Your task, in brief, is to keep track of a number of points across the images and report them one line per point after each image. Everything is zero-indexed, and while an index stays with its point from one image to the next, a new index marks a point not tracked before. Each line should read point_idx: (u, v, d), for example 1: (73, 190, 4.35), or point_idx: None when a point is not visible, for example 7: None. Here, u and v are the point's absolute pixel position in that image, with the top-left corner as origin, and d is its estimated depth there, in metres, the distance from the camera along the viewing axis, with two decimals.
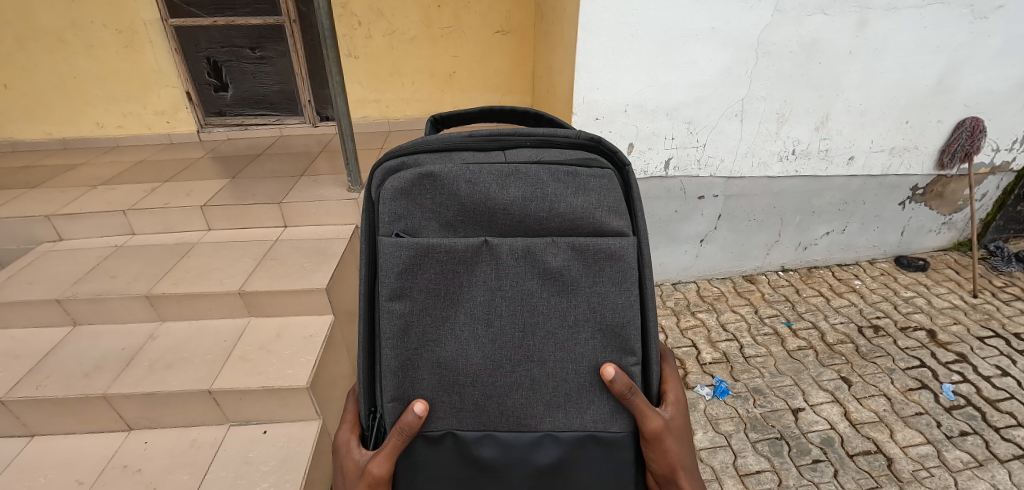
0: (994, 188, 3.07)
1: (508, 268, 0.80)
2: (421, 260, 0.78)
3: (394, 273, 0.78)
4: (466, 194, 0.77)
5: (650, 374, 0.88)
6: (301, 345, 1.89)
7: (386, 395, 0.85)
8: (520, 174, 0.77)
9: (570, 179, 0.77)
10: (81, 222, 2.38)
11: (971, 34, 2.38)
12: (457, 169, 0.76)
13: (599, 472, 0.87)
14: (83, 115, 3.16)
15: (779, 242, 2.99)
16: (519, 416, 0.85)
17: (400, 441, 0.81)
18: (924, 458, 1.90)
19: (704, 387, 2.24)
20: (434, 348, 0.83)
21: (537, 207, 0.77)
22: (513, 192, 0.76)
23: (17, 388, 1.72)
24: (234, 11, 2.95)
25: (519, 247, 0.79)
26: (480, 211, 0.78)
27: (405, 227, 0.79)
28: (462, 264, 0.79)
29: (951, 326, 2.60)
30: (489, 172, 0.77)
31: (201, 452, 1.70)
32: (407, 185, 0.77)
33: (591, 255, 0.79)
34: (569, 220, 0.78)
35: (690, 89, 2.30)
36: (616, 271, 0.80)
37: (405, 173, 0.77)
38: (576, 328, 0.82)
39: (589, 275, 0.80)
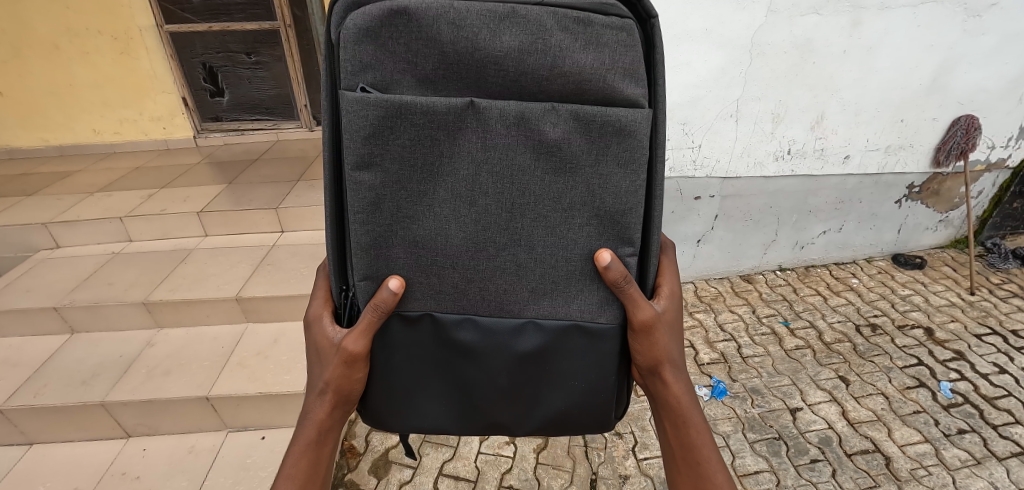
0: (990, 185, 3.07)
1: (494, 141, 0.77)
2: (393, 121, 0.74)
3: (361, 137, 0.74)
4: (449, 42, 0.72)
5: (647, 265, 0.91)
6: (299, 350, 1.89)
7: (358, 273, 0.84)
8: (516, 20, 0.72)
9: (576, 32, 0.74)
10: (78, 230, 2.38)
11: (965, 32, 2.39)
12: (441, 10, 0.71)
13: (585, 364, 0.91)
14: (79, 121, 3.15)
15: (776, 242, 3.00)
16: (503, 300, 0.87)
17: (375, 318, 0.84)
18: (921, 456, 1.90)
19: (702, 387, 2.24)
20: (411, 225, 0.81)
21: (536, 62, 0.73)
22: (506, 42, 0.72)
23: (15, 396, 1.72)
24: (229, 17, 2.97)
25: (508, 114, 0.75)
26: (466, 67, 0.74)
27: (376, 84, 0.75)
28: (444, 131, 0.75)
29: (948, 323, 2.61)
30: (478, 16, 0.72)
31: (200, 459, 1.70)
32: (375, 24, 0.71)
33: (595, 129, 0.76)
34: (574, 83, 0.75)
35: (685, 91, 2.31)
36: (623, 150, 0.78)
37: (374, 11, 0.71)
38: (571, 211, 0.82)
39: (590, 151, 0.78)
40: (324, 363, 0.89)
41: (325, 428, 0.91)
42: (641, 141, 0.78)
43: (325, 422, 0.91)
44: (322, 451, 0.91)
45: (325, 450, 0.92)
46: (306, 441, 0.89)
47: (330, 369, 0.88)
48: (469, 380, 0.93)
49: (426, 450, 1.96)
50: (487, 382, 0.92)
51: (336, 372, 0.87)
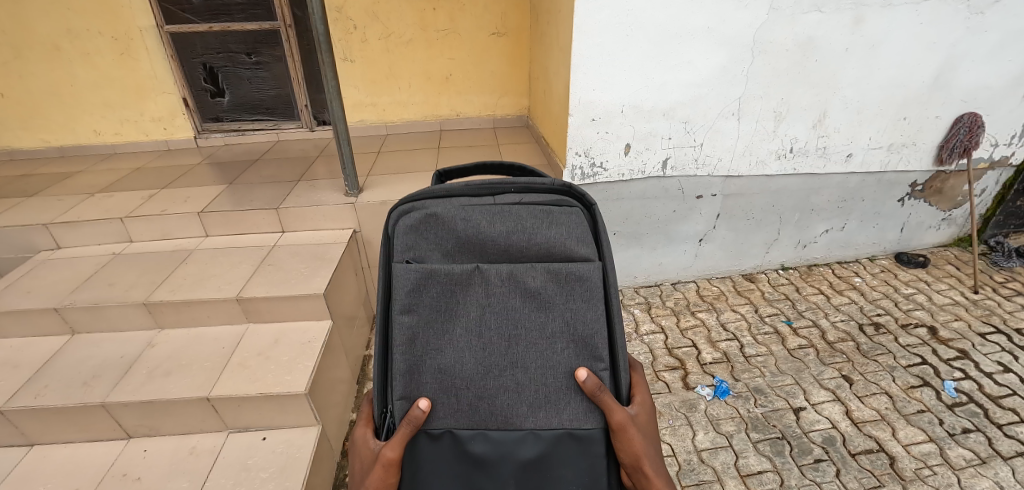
0: (993, 183, 3.06)
1: (496, 289, 0.94)
2: (426, 281, 0.94)
3: (401, 293, 0.94)
4: (462, 229, 0.95)
5: (620, 378, 0.99)
6: (299, 350, 1.88)
7: (395, 394, 0.97)
8: (507, 215, 0.95)
9: (547, 221, 0.95)
10: (79, 230, 2.37)
11: (969, 29, 2.38)
12: (455, 210, 0.95)
13: (578, 471, 0.96)
14: (80, 122, 3.16)
15: (779, 241, 2.99)
16: (508, 418, 0.96)
17: (408, 431, 0.92)
18: (926, 456, 1.89)
19: (704, 386, 2.23)
20: (435, 357, 0.95)
21: (519, 238, 0.95)
22: (501, 228, 0.94)
23: (15, 397, 1.71)
24: (229, 17, 2.92)
25: (504, 270, 0.94)
26: (474, 245, 0.95)
27: (413, 256, 0.97)
28: (459, 284, 0.94)
29: (952, 322, 2.60)
30: (480, 212, 0.95)
31: (200, 460, 1.70)
32: (415, 223, 0.96)
33: (564, 276, 0.94)
34: (545, 249, 0.95)
35: (686, 89, 2.30)
36: (585, 289, 0.94)
37: (415, 214, 0.96)
38: (554, 338, 0.95)
39: (563, 293, 0.94)
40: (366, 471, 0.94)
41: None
42: (597, 283, 0.95)
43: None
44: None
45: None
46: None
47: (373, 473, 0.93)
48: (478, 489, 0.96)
49: None
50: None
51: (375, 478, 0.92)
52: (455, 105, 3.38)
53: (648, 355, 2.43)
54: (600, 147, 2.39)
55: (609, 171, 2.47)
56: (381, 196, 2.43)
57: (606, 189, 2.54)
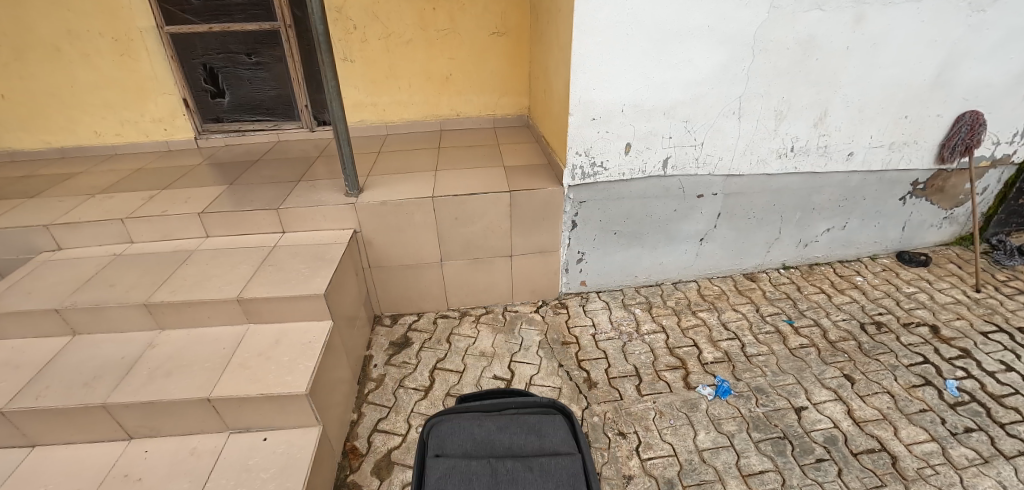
0: (995, 182, 3.05)
1: (501, 477, 1.41)
2: (451, 469, 1.44)
3: (436, 474, 1.43)
4: (477, 434, 1.57)
5: None
6: (300, 351, 1.88)
7: None
8: (508, 428, 1.59)
9: (533, 428, 1.59)
10: (80, 231, 2.38)
11: (970, 27, 2.36)
12: (474, 421, 1.61)
13: None
14: (80, 124, 3.16)
15: (780, 240, 2.98)
16: None
17: None
18: (928, 455, 1.89)
19: (705, 386, 2.22)
20: None
21: (518, 443, 1.55)
22: (505, 435, 1.57)
23: (16, 399, 1.71)
24: (229, 17, 2.92)
25: (509, 465, 1.45)
26: (486, 447, 1.54)
27: (443, 451, 1.52)
28: (475, 475, 1.42)
29: (954, 321, 2.59)
30: (490, 424, 1.60)
31: (201, 461, 1.70)
32: (446, 432, 1.58)
33: (552, 466, 1.45)
34: (534, 450, 1.53)
35: (687, 88, 2.29)
36: (568, 474, 1.43)
37: (445, 423, 1.61)
38: None
39: (551, 479, 1.41)
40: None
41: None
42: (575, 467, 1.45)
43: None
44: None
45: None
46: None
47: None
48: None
49: None
50: None
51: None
52: (455, 106, 3.38)
53: (649, 355, 2.43)
54: (601, 146, 2.39)
55: (610, 170, 2.46)
56: (382, 196, 2.43)
57: (607, 188, 2.53)
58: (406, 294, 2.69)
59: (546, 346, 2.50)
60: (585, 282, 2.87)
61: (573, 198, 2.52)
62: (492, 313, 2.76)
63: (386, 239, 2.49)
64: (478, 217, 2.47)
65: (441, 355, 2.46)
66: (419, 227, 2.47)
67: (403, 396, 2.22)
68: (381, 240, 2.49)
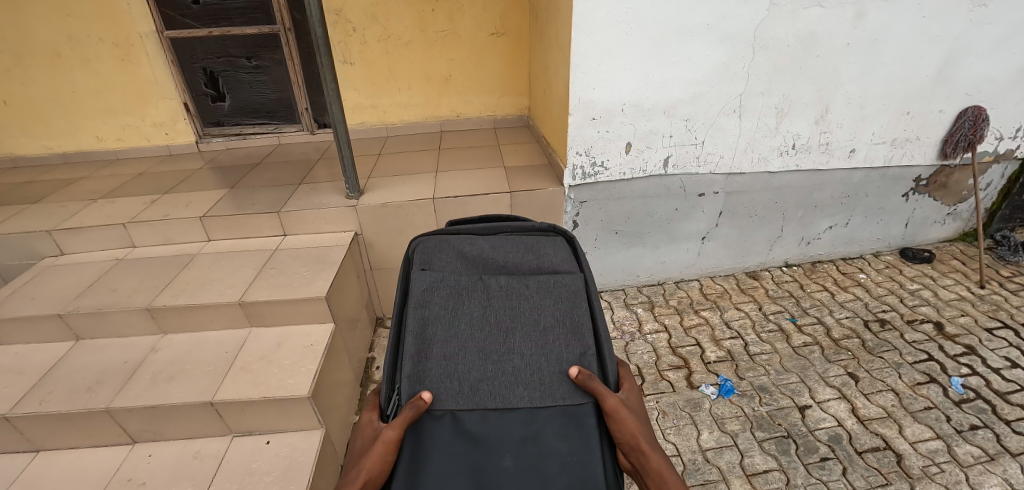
0: (999, 177, 3.03)
1: (496, 293, 1.19)
2: (438, 286, 1.19)
3: (421, 288, 1.19)
4: (468, 255, 1.26)
5: (606, 366, 1.13)
6: (302, 354, 1.88)
7: (404, 373, 1.10)
8: (503, 245, 1.27)
9: (530, 247, 1.27)
10: (82, 237, 2.38)
11: (971, 22, 2.35)
12: (462, 241, 1.28)
13: (570, 443, 1.06)
14: (81, 129, 3.17)
15: (782, 237, 2.97)
16: (506, 398, 1.09)
17: (412, 414, 1.02)
18: (934, 453, 1.88)
19: (708, 386, 2.21)
20: (441, 348, 1.13)
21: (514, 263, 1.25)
22: (498, 252, 1.26)
23: (20, 404, 1.71)
24: (228, 22, 2.93)
25: (501, 284, 1.20)
26: (477, 265, 1.25)
27: (431, 267, 1.24)
28: (464, 291, 1.19)
29: (958, 317, 2.58)
30: (482, 241, 1.28)
31: (204, 464, 1.70)
32: (432, 248, 1.27)
33: (555, 287, 1.20)
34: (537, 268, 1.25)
35: (687, 86, 2.28)
36: (569, 295, 1.20)
37: (432, 244, 1.28)
38: (547, 332, 1.15)
39: (551, 298, 1.19)
40: (408, 413, 1.02)
41: (381, 469, 0.98)
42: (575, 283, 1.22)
43: (379, 469, 0.97)
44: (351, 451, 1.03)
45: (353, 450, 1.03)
46: (360, 451, 1.01)
47: (404, 414, 1.02)
48: (479, 465, 1.04)
49: None
50: (497, 466, 1.04)
51: (395, 427, 1.00)
52: (454, 106, 3.38)
53: (652, 354, 2.42)
54: (601, 146, 2.38)
55: (610, 170, 2.46)
56: (383, 198, 2.43)
57: (608, 188, 2.53)
58: None
59: None
60: None
61: (574, 198, 2.51)
62: None
63: (387, 241, 2.49)
64: None
65: None
66: (419, 229, 2.46)
67: None
68: (382, 242, 2.49)
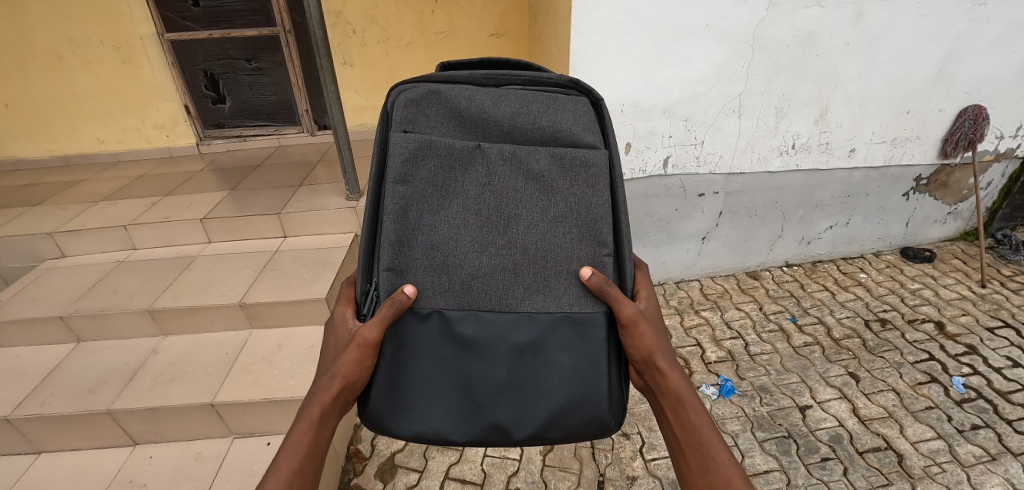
0: (999, 176, 3.03)
1: (497, 167, 0.98)
2: (424, 153, 0.96)
3: (402, 158, 0.95)
4: (464, 109, 0.98)
5: (623, 271, 1.03)
6: (302, 355, 1.88)
7: (383, 265, 0.98)
8: (510, 99, 0.99)
9: (544, 110, 1.00)
10: (83, 239, 2.39)
11: (971, 21, 2.35)
12: (458, 90, 0.98)
13: (574, 354, 1.00)
14: (82, 131, 3.18)
15: (782, 237, 2.96)
16: (503, 295, 1.00)
17: (391, 312, 0.95)
18: (935, 453, 1.88)
19: (709, 386, 2.21)
20: (429, 234, 0.98)
21: (522, 128, 0.99)
22: (504, 112, 0.98)
23: (21, 406, 1.72)
24: (229, 24, 2.94)
25: (506, 156, 0.98)
26: (475, 126, 0.99)
27: (415, 128, 0.98)
28: (458, 162, 0.97)
29: (959, 317, 2.57)
30: (484, 93, 0.99)
31: (205, 466, 1.71)
32: (418, 98, 0.97)
33: (568, 164, 0.98)
34: (550, 135, 1.00)
35: (686, 87, 2.29)
36: (588, 178, 0.99)
37: (417, 90, 0.97)
38: (556, 222, 1.00)
39: (565, 179, 0.99)
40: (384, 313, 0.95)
41: (357, 373, 0.96)
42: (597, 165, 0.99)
43: (355, 374, 0.96)
44: (327, 352, 1.01)
45: (328, 352, 1.01)
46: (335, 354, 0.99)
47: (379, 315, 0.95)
48: (470, 372, 0.99)
49: (431, 453, 1.95)
50: (489, 372, 0.99)
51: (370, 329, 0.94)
52: None
53: None
54: None
55: None
56: None
57: None
58: None
59: None
60: None
61: None
62: None
63: None
64: None
65: None
66: None
67: None
68: None
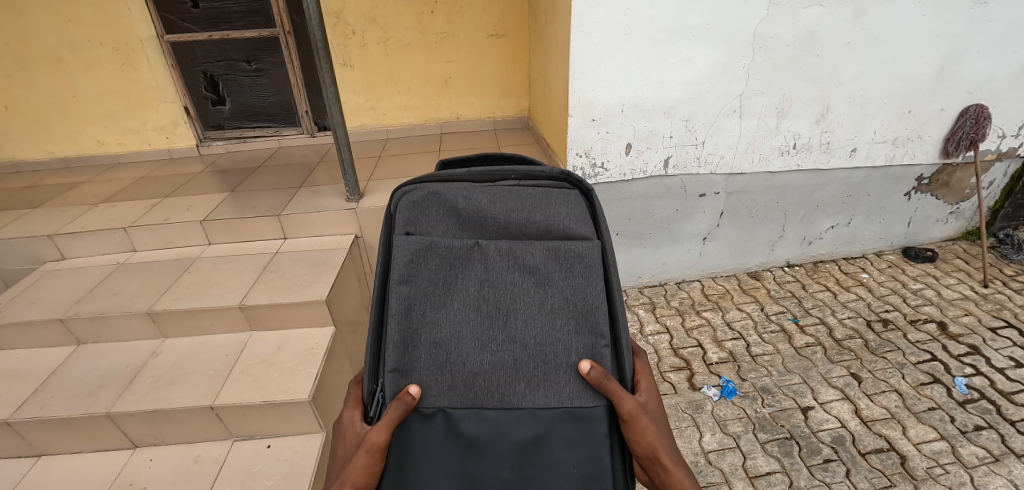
0: (1001, 175, 3.02)
1: (495, 264, 0.99)
2: (424, 254, 0.98)
3: (404, 260, 0.98)
4: (461, 206, 1.00)
5: (623, 363, 1.00)
6: (302, 357, 1.87)
7: (387, 366, 0.98)
8: (505, 195, 1.01)
9: (539, 202, 1.01)
10: (83, 241, 2.39)
11: (972, 20, 2.34)
12: (455, 189, 1.01)
13: (578, 453, 0.95)
14: (82, 133, 3.18)
15: (784, 237, 2.95)
16: (504, 394, 0.97)
17: (398, 413, 0.91)
18: (938, 454, 1.87)
19: (711, 387, 2.20)
20: (431, 333, 0.98)
21: (518, 221, 1.00)
22: (500, 207, 1.00)
23: (21, 409, 1.72)
24: (228, 25, 2.93)
25: (503, 251, 0.98)
26: (474, 223, 1.01)
27: (416, 229, 1.01)
28: (457, 260, 0.99)
29: (962, 317, 2.56)
30: (480, 190, 1.01)
31: (205, 469, 1.70)
32: (417, 200, 1.01)
33: (563, 255, 0.99)
34: (545, 228, 1.00)
35: (687, 87, 2.28)
36: (583, 268, 0.99)
37: (417, 192, 1.02)
38: (555, 315, 0.98)
39: (562, 271, 0.98)
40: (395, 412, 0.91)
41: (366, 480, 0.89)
42: (593, 255, 0.99)
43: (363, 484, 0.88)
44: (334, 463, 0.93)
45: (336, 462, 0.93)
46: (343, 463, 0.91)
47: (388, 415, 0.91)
48: (473, 473, 0.94)
49: None
50: (493, 474, 0.94)
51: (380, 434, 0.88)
52: (454, 108, 3.38)
53: (653, 355, 2.42)
54: (601, 148, 2.38)
55: (610, 171, 2.45)
56: (383, 201, 2.43)
57: (609, 189, 2.52)
58: None
59: None
60: None
61: None
62: None
63: None
64: None
65: None
66: None
67: None
68: None
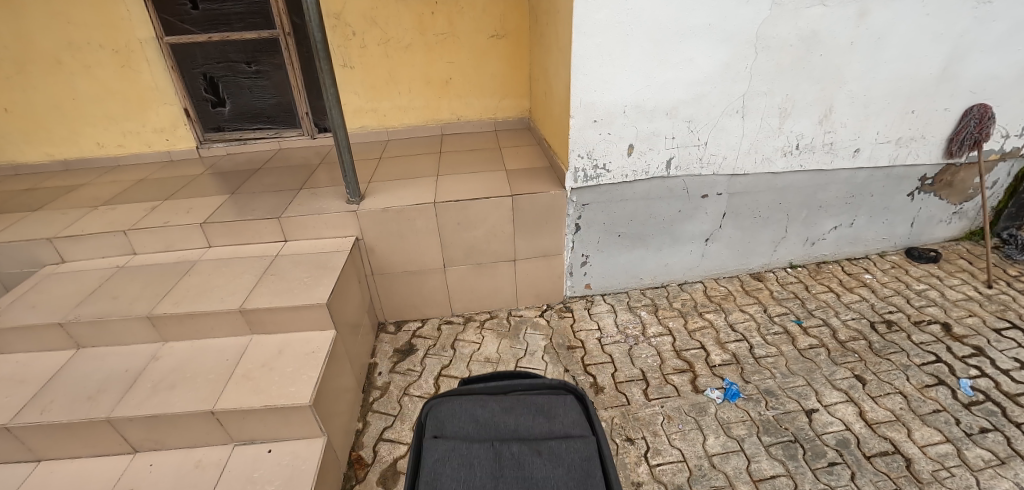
0: (1005, 175, 3.00)
1: (507, 463, 1.23)
2: (448, 456, 1.26)
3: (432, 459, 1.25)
4: (478, 415, 1.37)
5: None
6: (303, 361, 1.86)
7: None
8: (513, 409, 1.39)
9: (540, 410, 1.39)
10: (83, 244, 2.38)
11: (976, 20, 2.33)
12: (475, 403, 1.41)
13: None
14: (82, 135, 3.17)
15: (786, 238, 2.94)
16: None
17: None
18: (944, 457, 1.85)
19: (714, 390, 2.19)
20: None
21: (525, 427, 1.34)
22: (509, 416, 1.37)
23: (21, 414, 1.70)
24: (228, 27, 2.92)
25: (514, 452, 1.25)
26: (489, 428, 1.35)
27: (440, 433, 1.34)
28: (475, 460, 1.25)
29: (966, 318, 2.55)
30: (494, 405, 1.40)
31: (206, 473, 1.69)
32: (444, 411, 1.39)
33: (566, 451, 1.26)
34: (546, 431, 1.34)
35: (689, 87, 2.26)
36: (583, 461, 1.24)
37: (444, 403, 1.42)
38: None
39: (564, 462, 1.23)
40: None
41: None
42: (589, 450, 1.26)
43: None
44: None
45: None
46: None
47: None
48: None
49: None
50: None
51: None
52: (455, 109, 3.37)
53: (656, 357, 2.40)
54: (603, 149, 2.36)
55: (612, 172, 2.44)
56: (384, 203, 2.42)
57: (610, 190, 2.51)
58: (410, 301, 2.68)
59: (551, 351, 2.47)
60: (589, 285, 2.84)
61: (576, 201, 2.49)
62: (496, 318, 2.73)
63: (387, 245, 2.47)
64: (480, 222, 2.45)
65: (445, 362, 2.43)
66: (420, 233, 2.45)
67: (408, 404, 2.20)
68: (383, 247, 2.47)
